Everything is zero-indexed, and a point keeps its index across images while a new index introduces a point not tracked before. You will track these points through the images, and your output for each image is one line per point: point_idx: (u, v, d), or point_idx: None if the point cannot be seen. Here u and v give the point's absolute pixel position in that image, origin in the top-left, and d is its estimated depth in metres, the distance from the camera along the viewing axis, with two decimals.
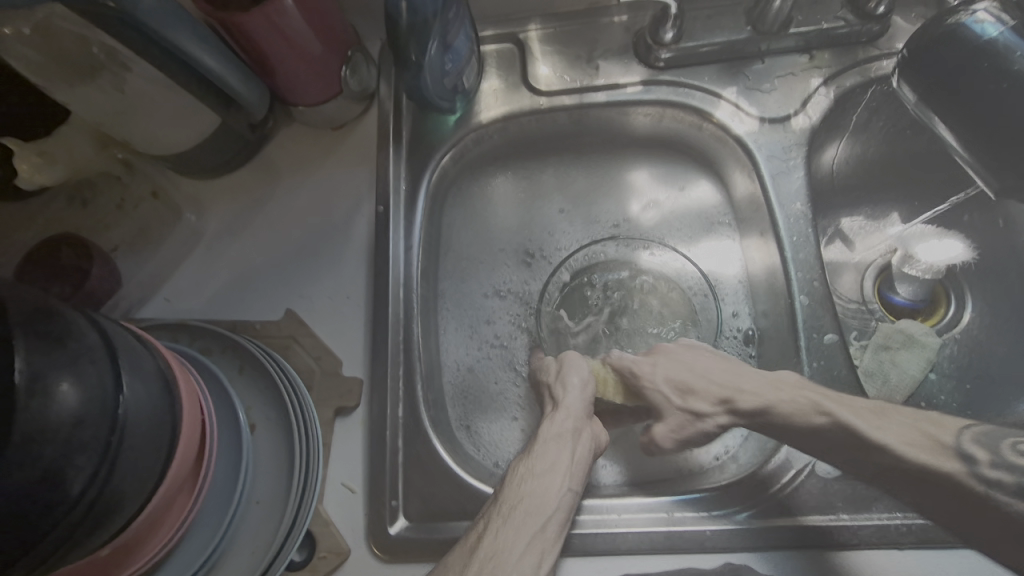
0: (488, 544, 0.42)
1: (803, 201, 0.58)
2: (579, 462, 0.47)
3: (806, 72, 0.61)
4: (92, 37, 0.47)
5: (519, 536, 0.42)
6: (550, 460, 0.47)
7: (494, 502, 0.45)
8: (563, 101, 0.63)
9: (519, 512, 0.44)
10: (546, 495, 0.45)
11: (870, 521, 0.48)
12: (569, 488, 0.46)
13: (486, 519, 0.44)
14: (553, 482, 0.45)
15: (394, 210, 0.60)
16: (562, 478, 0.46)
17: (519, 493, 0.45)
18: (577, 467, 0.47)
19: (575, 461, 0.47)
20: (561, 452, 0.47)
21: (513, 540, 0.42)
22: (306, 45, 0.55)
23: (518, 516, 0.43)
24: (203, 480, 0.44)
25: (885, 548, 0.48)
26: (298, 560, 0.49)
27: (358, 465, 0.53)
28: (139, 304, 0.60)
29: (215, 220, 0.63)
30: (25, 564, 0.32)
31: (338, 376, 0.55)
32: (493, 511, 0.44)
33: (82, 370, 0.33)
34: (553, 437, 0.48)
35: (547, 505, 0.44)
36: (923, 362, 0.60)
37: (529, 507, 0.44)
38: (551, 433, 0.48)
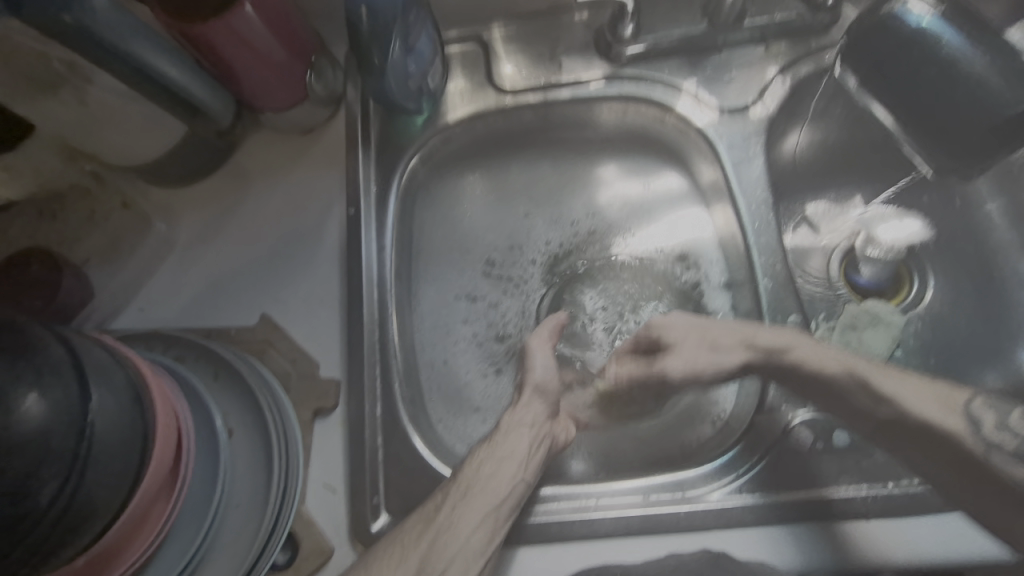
0: (444, 519, 0.47)
1: (764, 188, 0.60)
2: (535, 454, 0.52)
3: (763, 63, 0.63)
4: (51, 51, 0.47)
5: (477, 502, 0.48)
6: (508, 435, 0.53)
7: (455, 479, 0.50)
8: (528, 99, 0.64)
9: (481, 484, 0.49)
10: (499, 481, 0.50)
11: (846, 494, 0.49)
12: (523, 479, 0.50)
13: (446, 493, 0.49)
14: (511, 456, 0.51)
15: (365, 213, 0.61)
16: (518, 468, 0.50)
17: (478, 477, 0.50)
18: (533, 459, 0.51)
19: (531, 455, 0.52)
20: (522, 426, 0.53)
21: (473, 509, 0.48)
22: (268, 52, 0.55)
23: (476, 496, 0.49)
24: (180, 485, 0.44)
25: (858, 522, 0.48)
26: (281, 561, 0.50)
27: (338, 464, 0.53)
28: (113, 315, 0.60)
29: (186, 229, 0.63)
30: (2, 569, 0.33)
31: (315, 378, 0.55)
32: (450, 488, 0.49)
33: (48, 382, 0.34)
34: (513, 424, 0.53)
35: (502, 480, 0.50)
36: (889, 339, 0.62)
37: (484, 488, 0.49)
38: (514, 424, 0.53)
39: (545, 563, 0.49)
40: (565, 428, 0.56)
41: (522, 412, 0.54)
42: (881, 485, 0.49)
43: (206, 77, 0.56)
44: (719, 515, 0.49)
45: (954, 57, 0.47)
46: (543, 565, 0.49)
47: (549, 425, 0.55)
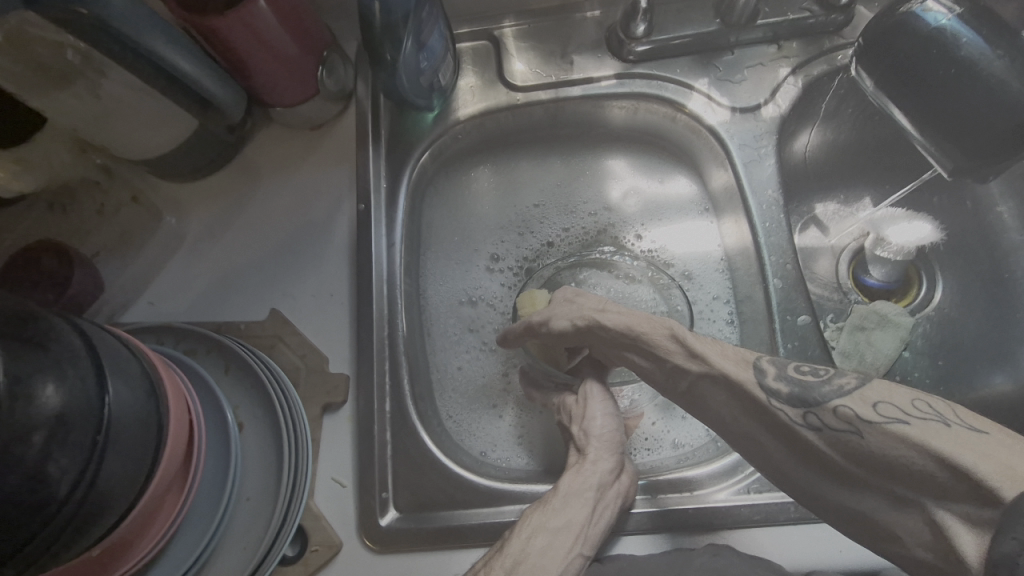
0: None
1: (775, 188, 0.60)
2: (597, 522, 0.47)
3: (775, 63, 0.63)
4: (65, 42, 0.47)
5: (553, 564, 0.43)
6: (580, 495, 0.47)
7: (499, 552, 0.44)
8: (539, 95, 0.64)
9: (555, 546, 0.44)
10: (554, 558, 0.44)
11: None
12: (581, 553, 0.45)
13: (489, 569, 0.43)
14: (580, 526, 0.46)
15: (375, 208, 0.61)
16: (575, 541, 0.45)
17: (529, 549, 0.44)
18: (592, 531, 0.46)
19: (594, 520, 0.47)
20: (592, 483, 0.48)
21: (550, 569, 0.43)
22: (281, 47, 0.55)
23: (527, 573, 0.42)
24: (191, 478, 0.44)
25: None
26: (290, 554, 0.50)
27: (347, 459, 0.54)
28: (123, 308, 0.60)
29: (196, 223, 0.63)
30: (19, 562, 0.33)
31: (324, 373, 0.55)
32: (495, 563, 0.43)
33: (64, 372, 0.34)
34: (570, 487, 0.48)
35: (566, 546, 0.45)
36: (898, 341, 0.62)
37: (536, 565, 0.43)
38: (578, 489, 0.47)
39: None
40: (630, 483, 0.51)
41: (587, 467, 0.49)
42: None
43: (218, 72, 0.56)
44: (726, 514, 0.50)
45: (972, 58, 0.47)
46: None
47: (618, 483, 0.49)
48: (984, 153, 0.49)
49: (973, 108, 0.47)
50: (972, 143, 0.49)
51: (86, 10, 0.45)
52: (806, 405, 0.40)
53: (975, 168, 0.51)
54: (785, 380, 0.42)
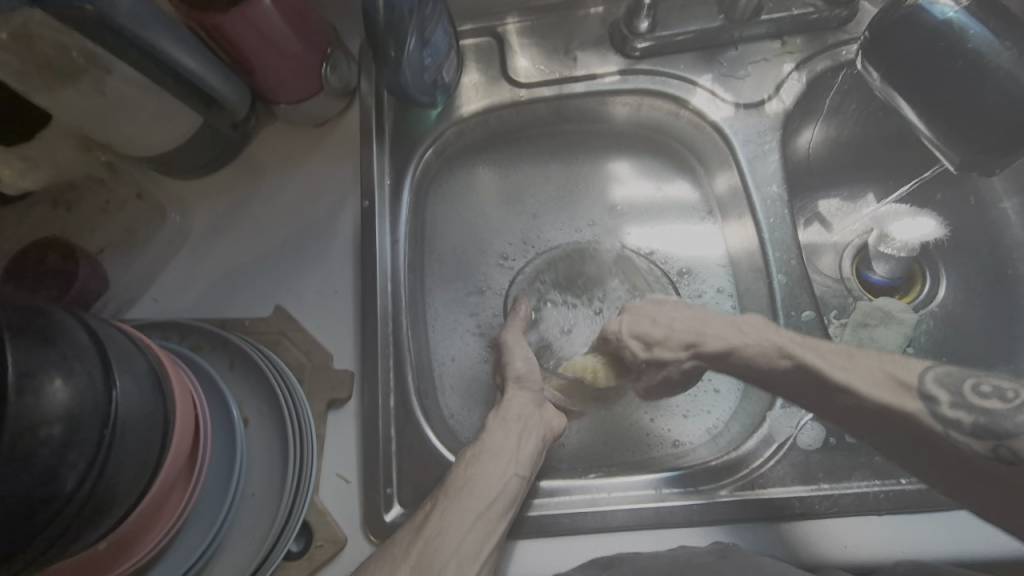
0: (432, 527, 0.44)
1: (779, 183, 0.60)
2: (525, 447, 0.50)
3: (778, 58, 0.62)
4: (73, 42, 0.47)
5: (460, 521, 0.45)
6: (489, 461, 0.48)
7: (443, 484, 0.47)
8: (542, 92, 0.64)
9: (457, 500, 0.46)
10: (489, 481, 0.47)
11: (852, 490, 0.49)
12: (517, 474, 0.48)
13: (431, 503, 0.46)
14: (487, 487, 0.47)
15: (379, 205, 0.61)
16: (507, 463, 0.48)
17: (466, 477, 0.47)
18: (524, 454, 0.49)
19: (522, 445, 0.50)
20: (507, 445, 0.49)
21: (456, 526, 0.45)
22: (285, 43, 0.55)
23: (465, 497, 0.46)
24: (197, 474, 0.44)
25: (868, 516, 0.48)
26: (295, 550, 0.50)
27: (352, 455, 0.54)
28: (128, 305, 0.60)
29: (201, 220, 0.63)
30: (24, 557, 0.33)
31: (329, 369, 0.56)
32: (438, 493, 0.47)
33: (72, 368, 0.34)
34: (473, 453, 0.49)
35: (479, 507, 0.46)
36: (902, 337, 0.62)
37: (473, 490, 0.46)
38: (501, 420, 0.51)
39: (556, 555, 0.50)
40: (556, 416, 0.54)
41: (507, 406, 0.52)
42: (896, 481, 0.49)
43: (223, 69, 0.56)
44: (730, 510, 0.50)
45: (979, 52, 0.46)
46: (556, 557, 0.50)
47: (540, 416, 0.53)
48: (988, 148, 0.49)
49: (977, 102, 0.47)
50: (976, 138, 0.49)
51: (90, 6, 0.45)
52: (998, 438, 0.38)
53: (979, 162, 0.50)
54: (964, 407, 0.39)
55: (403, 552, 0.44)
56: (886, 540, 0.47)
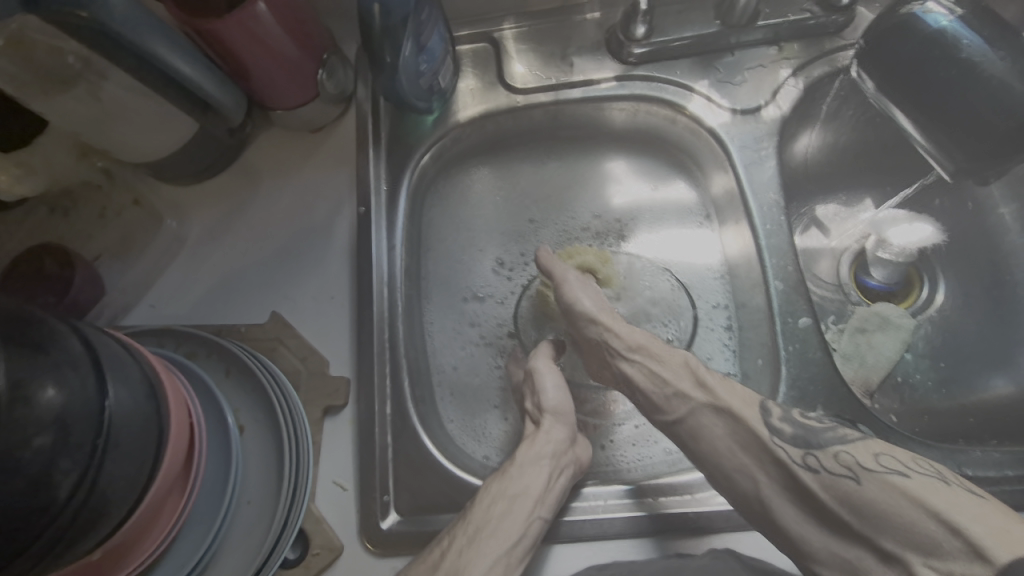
0: (450, 565, 0.43)
1: (777, 190, 0.59)
2: (552, 487, 0.49)
3: (775, 64, 0.62)
4: (65, 46, 0.47)
5: (482, 561, 0.44)
6: (517, 497, 0.47)
7: (465, 519, 0.46)
8: (539, 98, 0.64)
9: (482, 540, 0.45)
10: (513, 521, 0.46)
11: None
12: (540, 515, 0.48)
13: (452, 537, 0.45)
14: (513, 526, 0.46)
15: (376, 211, 0.61)
16: (533, 504, 0.47)
17: (490, 515, 0.46)
18: (549, 494, 0.49)
19: (549, 486, 0.49)
20: (539, 483, 0.48)
21: (477, 565, 0.43)
22: (280, 49, 0.55)
23: (488, 537, 0.45)
24: (191, 482, 0.44)
25: None
26: (291, 558, 0.50)
27: (347, 462, 0.54)
28: (124, 311, 0.60)
29: (197, 226, 0.63)
30: (14, 569, 0.32)
31: (325, 376, 0.56)
32: (459, 530, 0.46)
33: (65, 376, 0.34)
34: (502, 488, 0.48)
35: (502, 549, 0.45)
36: (900, 343, 0.62)
37: (496, 530, 0.45)
38: (533, 457, 0.50)
39: (551, 562, 0.50)
40: (583, 448, 0.54)
41: (540, 436, 0.52)
42: None
43: (220, 75, 0.56)
44: (727, 517, 0.49)
45: (973, 59, 0.47)
46: (551, 566, 0.50)
47: (569, 449, 0.52)
48: (981, 154, 0.49)
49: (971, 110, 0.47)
50: (972, 144, 0.48)
51: (86, 14, 0.45)
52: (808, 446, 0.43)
53: (974, 168, 0.50)
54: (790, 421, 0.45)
55: None
56: None
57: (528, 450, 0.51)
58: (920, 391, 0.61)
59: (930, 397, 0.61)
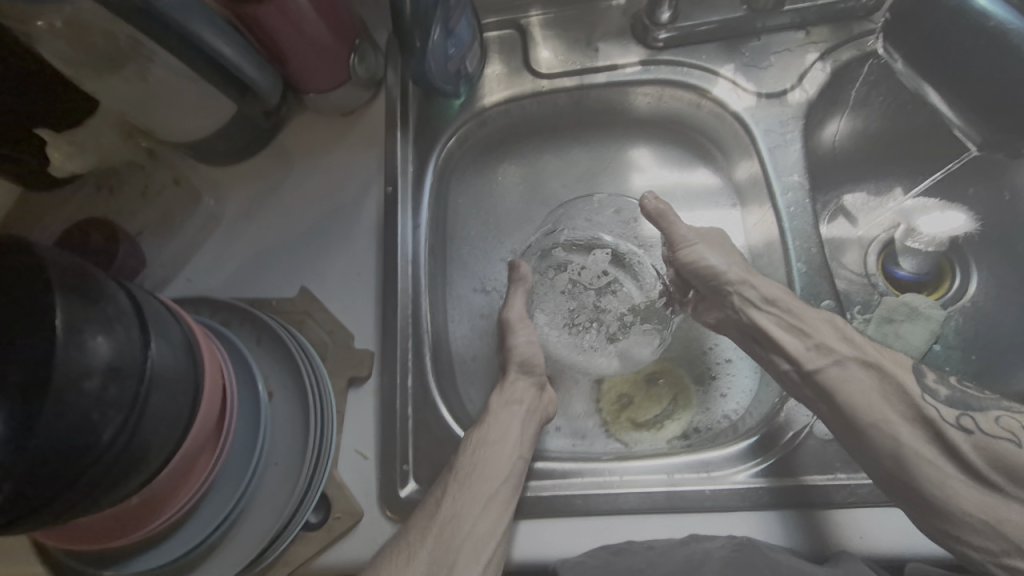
0: (445, 511, 0.47)
1: (801, 172, 0.59)
2: (527, 431, 0.54)
3: (803, 48, 0.62)
4: (119, 31, 0.50)
5: (473, 502, 0.48)
6: (494, 443, 0.52)
7: (450, 471, 0.50)
8: (564, 83, 0.65)
9: (462, 488, 0.49)
10: (496, 462, 0.50)
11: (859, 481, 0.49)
12: (521, 456, 0.52)
13: (443, 486, 0.49)
14: (495, 467, 0.50)
15: (402, 191, 0.63)
16: (512, 447, 0.52)
17: (474, 463, 0.50)
18: (525, 436, 0.53)
19: (525, 429, 0.54)
20: (511, 429, 0.53)
21: (470, 510, 0.48)
22: (315, 35, 0.58)
23: (473, 482, 0.49)
24: (223, 440, 0.46)
25: (873, 507, 0.48)
26: (314, 521, 0.52)
27: (369, 432, 0.55)
28: (163, 285, 0.63)
29: (232, 205, 0.66)
30: (45, 513, 0.34)
31: (350, 348, 0.57)
32: (448, 479, 0.50)
33: (113, 327, 0.35)
34: (482, 436, 0.52)
35: (489, 490, 0.49)
36: (929, 333, 0.61)
37: (480, 474, 0.49)
38: (503, 404, 0.55)
39: (566, 534, 0.50)
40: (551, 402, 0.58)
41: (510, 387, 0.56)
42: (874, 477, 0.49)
43: (259, 59, 0.59)
44: (744, 496, 0.50)
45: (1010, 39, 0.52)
46: (568, 536, 0.50)
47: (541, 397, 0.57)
48: (1007, 129, 0.57)
49: None
50: None
51: None
52: None
53: None
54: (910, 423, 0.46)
55: (423, 532, 0.46)
56: (893, 538, 0.46)
57: (506, 394, 0.55)
58: (951, 383, 0.60)
59: (960, 388, 0.60)
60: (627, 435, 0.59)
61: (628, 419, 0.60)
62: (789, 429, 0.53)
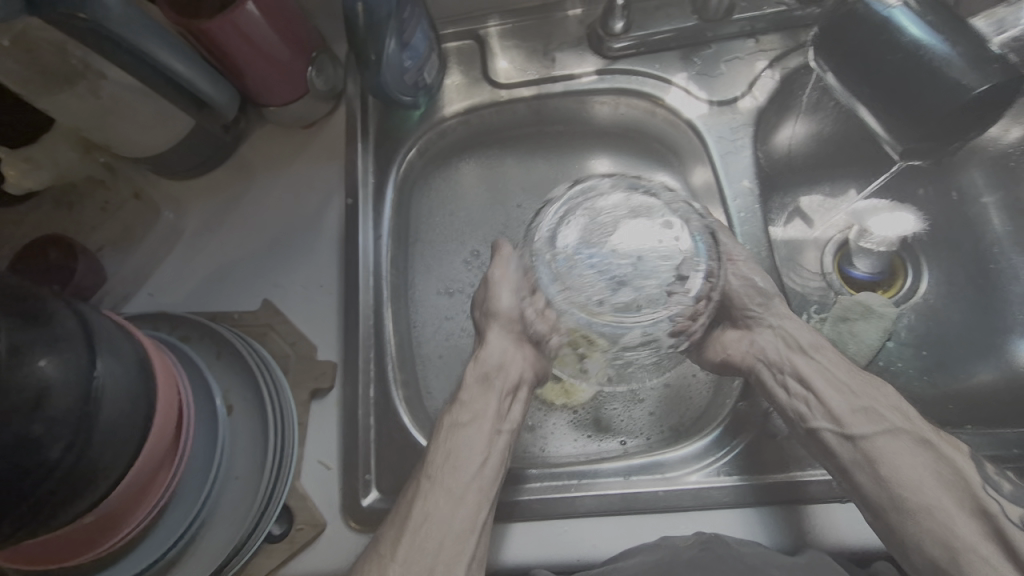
0: (417, 513, 0.47)
1: (751, 178, 0.61)
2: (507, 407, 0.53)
3: (753, 56, 0.64)
4: (70, 49, 0.50)
5: (447, 498, 0.48)
6: (468, 426, 0.51)
7: (425, 459, 0.50)
8: (522, 92, 0.66)
9: (441, 474, 0.49)
10: (472, 449, 0.50)
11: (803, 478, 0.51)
12: (499, 431, 0.52)
13: (416, 481, 0.49)
14: (471, 454, 0.50)
15: (363, 203, 0.63)
16: (489, 425, 0.52)
17: (449, 450, 0.50)
18: (503, 410, 0.53)
19: (506, 405, 0.53)
20: (488, 408, 0.52)
21: (445, 505, 0.47)
22: (270, 49, 0.58)
23: (450, 473, 0.49)
24: (180, 456, 0.46)
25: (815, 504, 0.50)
26: (276, 533, 0.52)
27: (332, 443, 0.56)
28: (125, 300, 0.63)
29: (194, 218, 0.66)
30: None
31: (312, 360, 0.58)
32: (423, 470, 0.49)
33: (56, 348, 0.36)
34: (456, 419, 0.52)
35: (467, 478, 0.49)
36: (882, 331, 0.62)
37: (455, 463, 0.49)
38: (480, 377, 0.54)
39: (531, 541, 0.51)
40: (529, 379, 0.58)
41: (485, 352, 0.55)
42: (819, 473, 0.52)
43: (215, 75, 0.59)
44: (695, 496, 0.51)
45: (931, 63, 0.47)
46: (527, 541, 0.51)
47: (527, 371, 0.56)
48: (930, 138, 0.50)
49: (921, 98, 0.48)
50: (917, 128, 0.49)
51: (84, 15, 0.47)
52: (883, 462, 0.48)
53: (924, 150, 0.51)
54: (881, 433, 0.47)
55: (394, 535, 0.46)
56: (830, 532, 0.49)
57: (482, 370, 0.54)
58: (903, 378, 0.62)
59: (912, 384, 0.61)
60: (577, 393, 0.61)
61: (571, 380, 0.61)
62: (742, 427, 0.54)
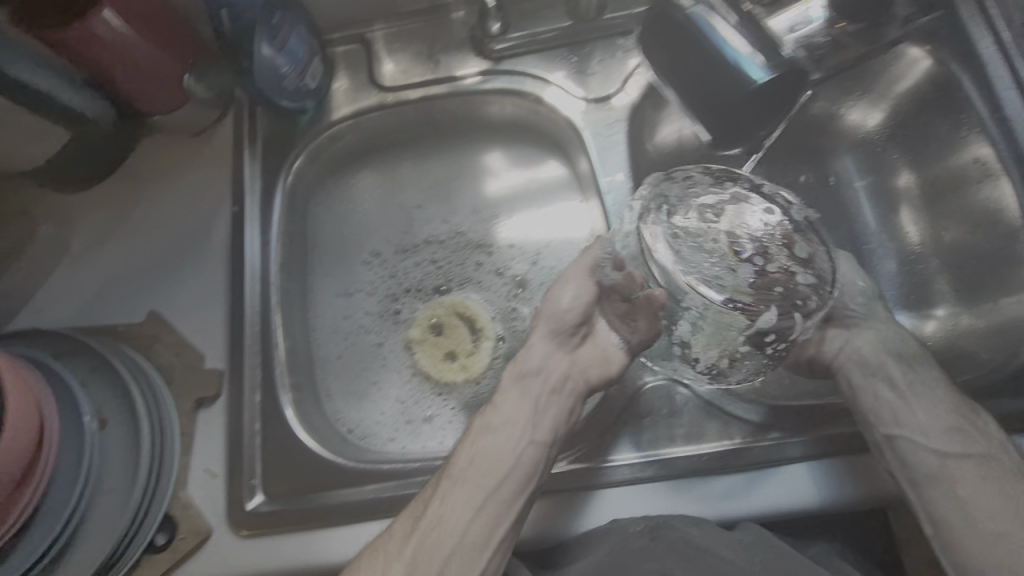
0: (429, 522, 0.46)
1: (626, 171, 0.62)
2: (544, 408, 0.52)
3: (627, 54, 0.66)
4: None
5: (460, 509, 0.47)
6: (497, 431, 0.51)
7: (443, 468, 0.50)
8: (408, 95, 0.67)
9: (465, 476, 0.48)
10: (496, 452, 0.49)
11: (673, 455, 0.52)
12: (535, 439, 0.50)
13: (433, 486, 0.49)
14: (499, 460, 0.49)
15: (249, 210, 0.64)
16: (523, 430, 0.50)
17: (469, 457, 0.50)
18: (544, 414, 0.52)
19: (540, 411, 0.52)
20: (523, 413, 0.51)
21: (456, 519, 0.47)
22: (140, 57, 0.57)
23: (468, 477, 0.48)
24: (39, 473, 0.46)
25: (686, 479, 0.51)
26: (158, 543, 0.52)
27: (218, 450, 0.56)
28: (8, 318, 0.62)
29: (81, 232, 0.65)
30: None
31: (198, 369, 0.58)
32: (444, 472, 0.49)
33: None
34: (486, 422, 0.52)
35: (485, 487, 0.48)
36: None
37: (476, 468, 0.49)
38: (516, 378, 0.54)
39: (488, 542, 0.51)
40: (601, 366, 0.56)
41: (528, 354, 0.55)
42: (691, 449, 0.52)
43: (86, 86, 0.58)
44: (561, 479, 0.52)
45: (725, 58, 0.52)
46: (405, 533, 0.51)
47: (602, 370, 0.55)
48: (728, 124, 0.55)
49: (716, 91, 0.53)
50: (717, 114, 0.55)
51: None
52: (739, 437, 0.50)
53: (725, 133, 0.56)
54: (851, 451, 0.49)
55: (400, 547, 0.46)
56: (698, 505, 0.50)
57: (549, 402, 0.52)
58: None
59: None
60: (475, 363, 0.64)
61: (466, 356, 0.65)
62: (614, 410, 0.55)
